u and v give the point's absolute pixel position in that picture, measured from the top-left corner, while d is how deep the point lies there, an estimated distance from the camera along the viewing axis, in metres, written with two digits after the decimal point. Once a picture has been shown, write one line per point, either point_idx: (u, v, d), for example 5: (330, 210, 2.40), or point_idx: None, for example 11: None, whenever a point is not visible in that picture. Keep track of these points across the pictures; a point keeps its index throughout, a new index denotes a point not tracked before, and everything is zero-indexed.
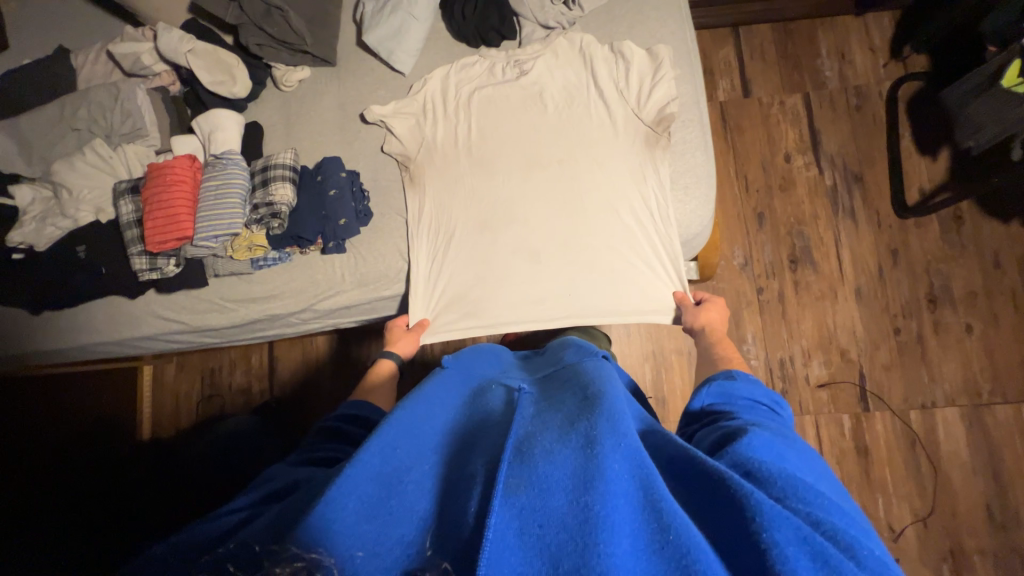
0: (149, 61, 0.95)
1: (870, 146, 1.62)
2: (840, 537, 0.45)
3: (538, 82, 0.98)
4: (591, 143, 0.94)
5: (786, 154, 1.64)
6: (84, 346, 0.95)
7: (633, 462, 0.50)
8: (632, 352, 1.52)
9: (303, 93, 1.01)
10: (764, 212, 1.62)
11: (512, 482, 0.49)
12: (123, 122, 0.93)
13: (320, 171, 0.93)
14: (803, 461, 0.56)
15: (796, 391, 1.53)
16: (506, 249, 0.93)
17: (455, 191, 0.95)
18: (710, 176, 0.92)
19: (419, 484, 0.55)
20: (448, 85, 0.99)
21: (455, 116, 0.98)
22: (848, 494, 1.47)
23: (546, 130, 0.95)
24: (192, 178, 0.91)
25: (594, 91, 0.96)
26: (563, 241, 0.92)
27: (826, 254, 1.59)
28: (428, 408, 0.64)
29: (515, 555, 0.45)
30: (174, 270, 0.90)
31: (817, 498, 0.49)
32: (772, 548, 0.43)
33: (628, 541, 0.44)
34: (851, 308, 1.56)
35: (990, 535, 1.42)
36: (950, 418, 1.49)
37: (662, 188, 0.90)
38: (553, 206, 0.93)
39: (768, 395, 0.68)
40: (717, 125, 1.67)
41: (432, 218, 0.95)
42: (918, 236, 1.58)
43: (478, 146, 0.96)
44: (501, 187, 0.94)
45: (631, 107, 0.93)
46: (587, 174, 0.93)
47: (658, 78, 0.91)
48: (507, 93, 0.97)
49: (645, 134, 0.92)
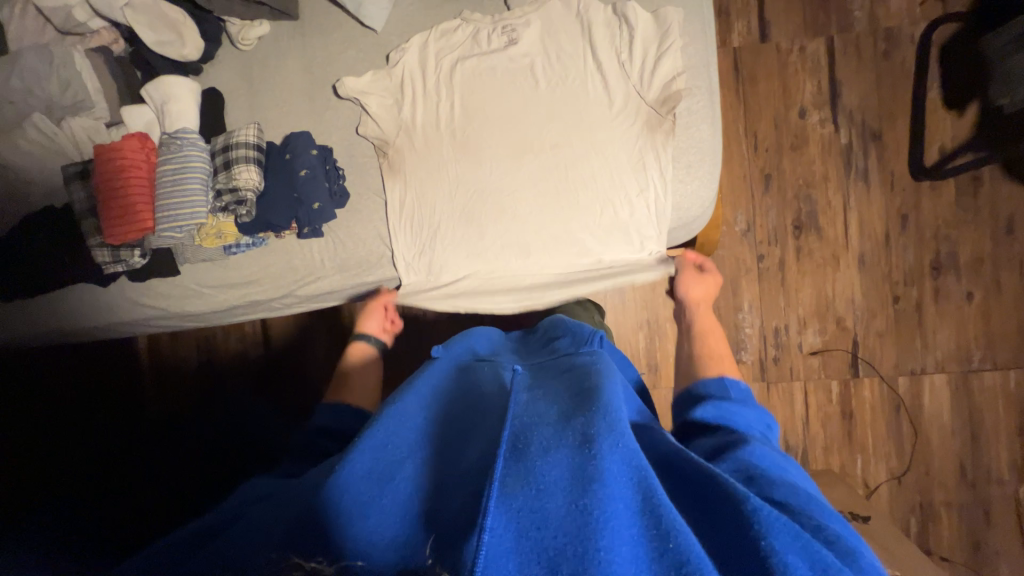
0: (83, 17, 0.83)
1: (893, 99, 1.49)
2: (840, 543, 0.45)
3: (529, 53, 0.86)
4: (589, 127, 0.84)
5: (801, 109, 1.51)
6: (60, 330, 0.92)
7: (632, 462, 0.49)
8: (626, 320, 1.50)
9: (264, 53, 0.90)
10: (772, 174, 1.52)
11: (510, 481, 0.47)
12: (62, 93, 0.83)
13: (288, 148, 0.85)
14: (797, 473, 0.57)
15: (788, 358, 1.53)
16: (495, 242, 0.88)
17: (438, 181, 0.88)
18: (715, 153, 0.84)
19: (406, 478, 0.53)
20: (427, 55, 0.87)
21: (436, 94, 0.87)
22: (829, 455, 1.53)
23: (540, 111, 0.85)
24: (146, 159, 0.83)
25: (592, 62, 0.84)
26: (553, 237, 0.87)
27: (832, 219, 1.52)
28: (417, 401, 0.64)
29: (513, 560, 0.41)
30: (140, 261, 0.84)
31: (814, 505, 0.49)
32: (772, 554, 0.42)
33: (627, 548, 0.42)
34: (852, 276, 1.52)
35: (959, 491, 1.49)
36: (937, 383, 1.51)
37: (664, 180, 0.83)
38: (546, 197, 0.86)
39: (762, 419, 0.65)
40: (728, 75, 1.52)
41: (414, 209, 0.88)
42: (931, 199, 1.51)
43: (463, 128, 0.87)
44: (491, 173, 0.86)
45: (633, 85, 0.82)
46: (583, 161, 0.85)
47: (665, 49, 0.81)
48: (494, 65, 0.86)
49: (648, 117, 0.82)
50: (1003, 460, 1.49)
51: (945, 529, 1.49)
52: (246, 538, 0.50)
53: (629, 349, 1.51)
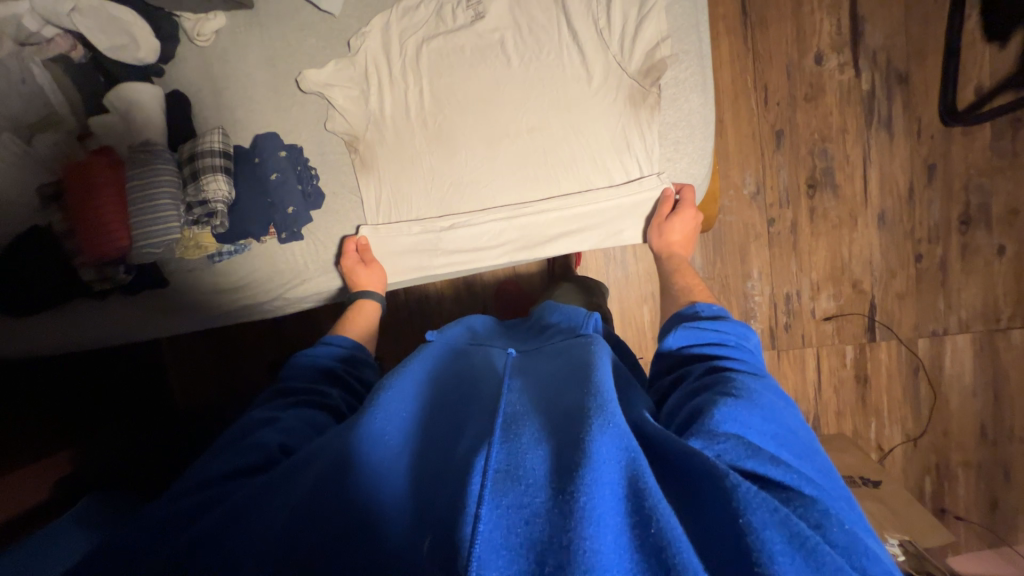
0: (34, 27, 0.79)
1: (923, 35, 1.34)
2: (809, 513, 0.43)
3: (498, 27, 0.87)
4: (568, 106, 0.87)
5: (817, 54, 1.37)
6: (63, 333, 0.93)
7: (622, 443, 0.46)
8: (630, 295, 1.45)
9: (222, 47, 0.90)
10: (784, 129, 1.40)
11: (501, 476, 0.45)
12: (25, 110, 0.83)
13: (256, 151, 0.89)
14: (774, 420, 0.52)
15: (799, 325, 1.47)
16: (470, 232, 0.93)
17: (412, 172, 0.92)
18: (705, 124, 0.88)
19: (395, 467, 0.51)
20: (390, 36, 0.90)
21: (403, 79, 0.91)
22: (841, 420, 1.49)
23: (514, 91, 0.88)
24: (113, 176, 0.82)
25: (568, 33, 0.86)
26: (535, 218, 0.91)
27: (850, 175, 1.41)
28: (411, 384, 0.62)
29: (502, 557, 0.39)
30: (126, 277, 0.86)
31: (791, 474, 0.46)
32: (751, 533, 0.39)
33: (613, 537, 0.40)
34: (871, 236, 1.42)
35: (978, 451, 1.46)
36: (960, 344, 1.44)
37: (649, 159, 0.87)
38: (527, 177, 0.90)
39: (737, 330, 0.67)
40: (736, 20, 1.37)
41: (388, 201, 0.93)
42: (963, 147, 1.38)
43: (433, 116, 0.90)
44: (471, 158, 0.90)
45: (614, 56, 0.84)
46: (562, 140, 0.88)
47: (646, 13, 0.82)
48: (461, 43, 0.88)
49: (631, 89, 0.85)
50: None
51: (961, 488, 1.46)
52: (233, 526, 0.49)
53: (633, 325, 1.47)
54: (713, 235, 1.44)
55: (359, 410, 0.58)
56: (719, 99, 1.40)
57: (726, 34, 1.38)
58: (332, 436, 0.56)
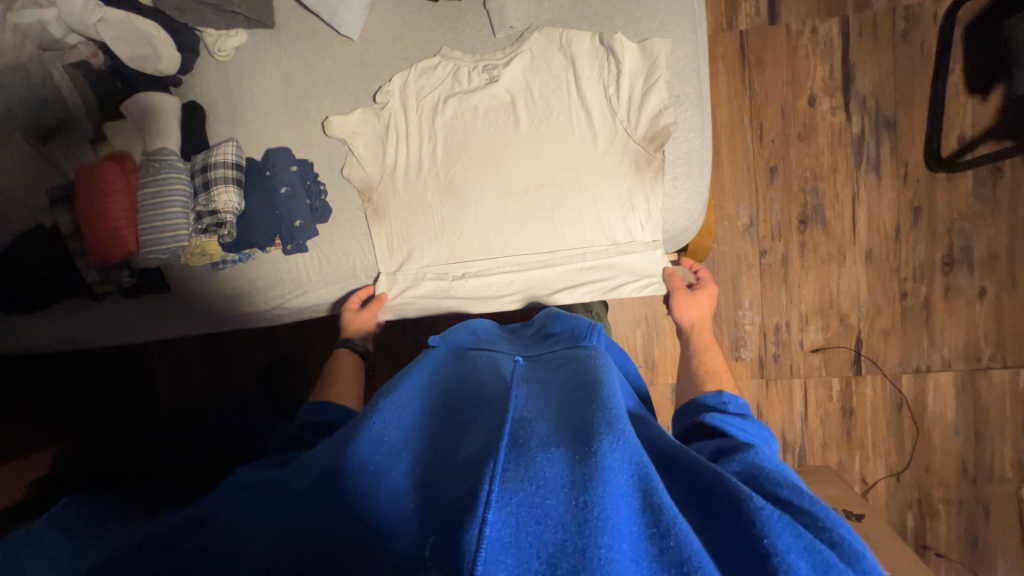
0: (59, 33, 0.82)
1: (911, 84, 1.41)
2: (844, 542, 0.44)
3: (510, 89, 0.93)
4: (576, 165, 0.93)
5: (811, 97, 1.43)
6: (63, 332, 0.93)
7: (633, 458, 0.46)
8: (623, 318, 1.47)
9: (241, 61, 0.94)
10: (777, 165, 1.45)
11: (510, 476, 0.44)
12: (40, 113, 0.85)
13: (267, 164, 0.92)
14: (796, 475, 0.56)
15: (788, 356, 1.50)
16: (480, 282, 0.97)
17: (423, 222, 0.96)
18: (705, 174, 0.92)
19: (398, 469, 0.51)
20: (408, 93, 0.94)
21: (420, 133, 0.96)
22: (827, 451, 1.51)
23: (523, 149, 0.93)
24: (126, 182, 0.86)
25: (576, 97, 0.92)
26: (542, 269, 0.96)
27: (840, 213, 1.46)
28: (413, 394, 0.63)
29: (510, 557, 0.38)
30: (129, 281, 0.88)
31: (822, 506, 0.47)
32: (775, 553, 0.40)
33: (627, 546, 0.39)
34: (858, 272, 1.47)
35: (960, 487, 1.48)
36: (942, 381, 1.48)
37: (651, 219, 0.93)
38: (536, 231, 0.95)
39: (761, 433, 0.65)
40: (734, 60, 1.43)
41: (399, 247, 0.96)
42: (948, 191, 1.44)
43: (446, 169, 0.95)
44: (481, 210, 0.95)
45: (621, 123, 0.91)
46: (570, 199, 0.93)
47: (650, 86, 0.88)
48: (477, 102, 0.94)
49: (638, 154, 0.91)
50: (1007, 458, 1.47)
51: (943, 524, 1.48)
52: (235, 534, 0.49)
53: (626, 347, 1.48)
54: (707, 262, 1.48)
55: (361, 417, 0.58)
56: (715, 134, 1.46)
57: (724, 72, 1.45)
58: (337, 436, 0.57)
